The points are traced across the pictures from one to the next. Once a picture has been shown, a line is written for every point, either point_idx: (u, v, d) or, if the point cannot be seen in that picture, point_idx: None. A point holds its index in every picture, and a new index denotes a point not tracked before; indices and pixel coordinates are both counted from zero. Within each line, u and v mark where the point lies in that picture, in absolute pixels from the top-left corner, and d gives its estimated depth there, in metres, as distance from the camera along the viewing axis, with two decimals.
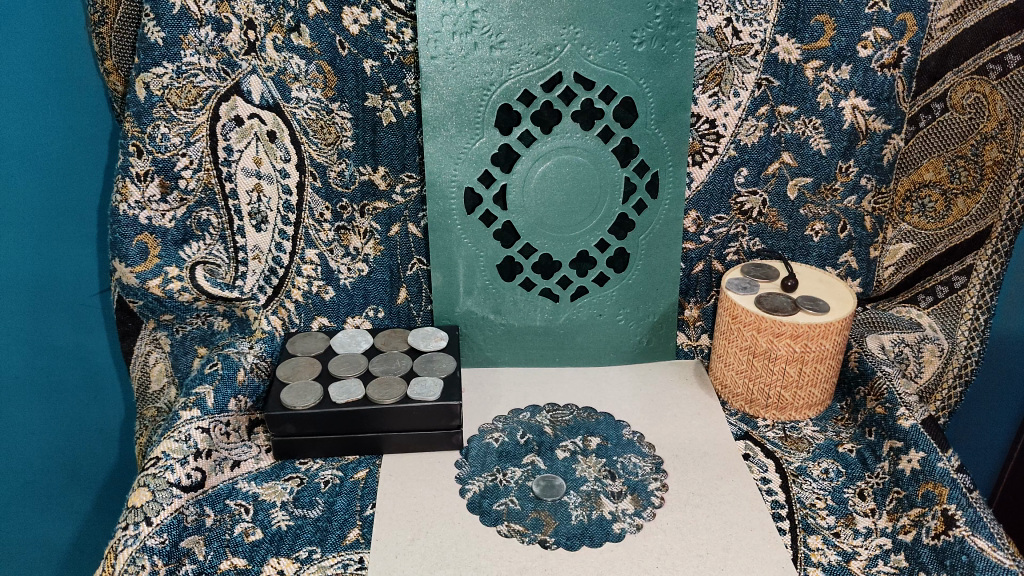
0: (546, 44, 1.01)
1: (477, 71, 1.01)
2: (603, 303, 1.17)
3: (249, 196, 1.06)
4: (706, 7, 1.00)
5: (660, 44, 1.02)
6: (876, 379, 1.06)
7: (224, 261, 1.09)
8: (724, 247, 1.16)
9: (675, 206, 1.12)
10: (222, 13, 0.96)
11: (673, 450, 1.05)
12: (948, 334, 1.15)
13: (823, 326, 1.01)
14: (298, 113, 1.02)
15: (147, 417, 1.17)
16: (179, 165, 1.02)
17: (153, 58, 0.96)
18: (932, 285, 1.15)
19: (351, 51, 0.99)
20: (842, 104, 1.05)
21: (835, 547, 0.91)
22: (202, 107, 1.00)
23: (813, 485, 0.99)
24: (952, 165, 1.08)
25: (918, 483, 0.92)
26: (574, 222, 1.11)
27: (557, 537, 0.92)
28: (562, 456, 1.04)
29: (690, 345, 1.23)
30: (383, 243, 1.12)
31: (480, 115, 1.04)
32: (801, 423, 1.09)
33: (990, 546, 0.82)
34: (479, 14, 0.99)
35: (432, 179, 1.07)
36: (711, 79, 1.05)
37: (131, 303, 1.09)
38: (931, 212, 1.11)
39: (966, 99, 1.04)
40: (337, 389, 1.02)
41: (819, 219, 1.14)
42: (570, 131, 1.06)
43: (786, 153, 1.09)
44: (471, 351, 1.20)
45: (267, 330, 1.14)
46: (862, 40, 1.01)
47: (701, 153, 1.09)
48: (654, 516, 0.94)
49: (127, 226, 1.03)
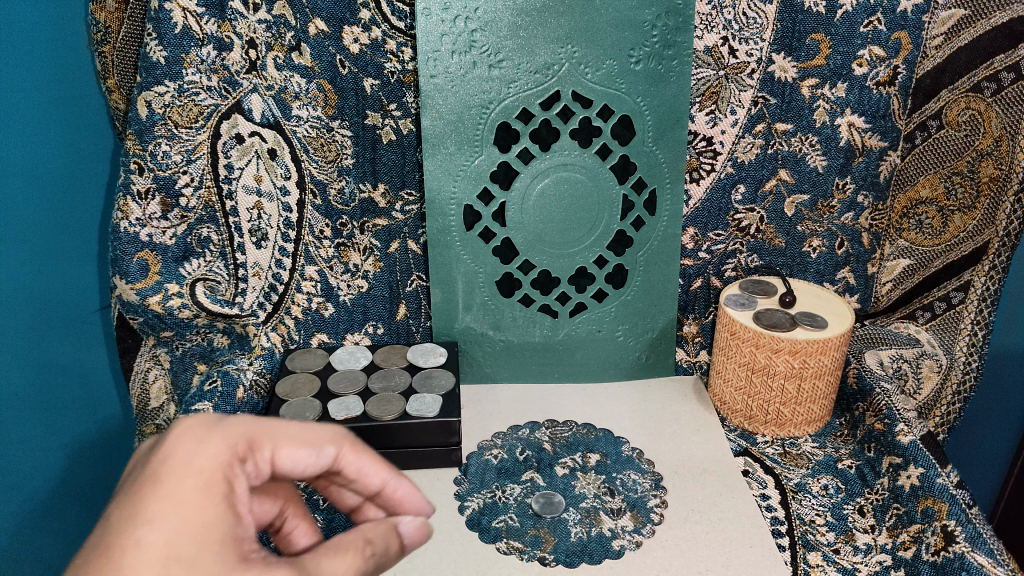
0: (546, 63, 1.02)
1: (476, 89, 1.02)
2: (602, 319, 1.18)
3: (249, 213, 1.07)
4: (704, 25, 1.01)
5: (658, 63, 1.03)
6: (874, 396, 1.06)
7: (224, 277, 1.10)
8: (722, 264, 1.17)
9: (674, 222, 1.12)
10: (224, 32, 0.97)
11: (673, 466, 1.05)
12: (947, 351, 1.15)
13: (822, 341, 1.01)
14: (298, 131, 1.03)
15: (146, 434, 1.15)
16: (179, 182, 1.03)
17: (155, 77, 0.97)
18: (931, 300, 1.15)
19: (351, 70, 1.00)
20: (838, 121, 1.06)
21: (835, 563, 0.91)
22: (203, 126, 1.01)
23: (813, 501, 0.99)
24: (949, 182, 1.08)
25: (918, 499, 0.92)
26: (573, 238, 1.12)
27: (556, 554, 0.92)
28: (562, 473, 1.03)
29: (689, 361, 1.23)
30: (383, 260, 1.13)
31: (479, 132, 1.05)
32: (800, 439, 1.09)
33: (989, 562, 0.82)
34: (479, 33, 0.99)
35: (432, 196, 1.08)
36: (707, 97, 1.06)
37: (131, 320, 1.08)
38: (928, 228, 1.11)
39: (962, 116, 1.04)
40: (337, 405, 1.02)
41: (817, 235, 1.14)
42: (568, 148, 1.06)
43: (784, 170, 1.10)
44: (470, 368, 1.20)
45: (266, 347, 1.15)
46: (857, 58, 1.02)
47: (698, 170, 1.10)
48: (654, 533, 0.94)
49: (127, 243, 1.03)
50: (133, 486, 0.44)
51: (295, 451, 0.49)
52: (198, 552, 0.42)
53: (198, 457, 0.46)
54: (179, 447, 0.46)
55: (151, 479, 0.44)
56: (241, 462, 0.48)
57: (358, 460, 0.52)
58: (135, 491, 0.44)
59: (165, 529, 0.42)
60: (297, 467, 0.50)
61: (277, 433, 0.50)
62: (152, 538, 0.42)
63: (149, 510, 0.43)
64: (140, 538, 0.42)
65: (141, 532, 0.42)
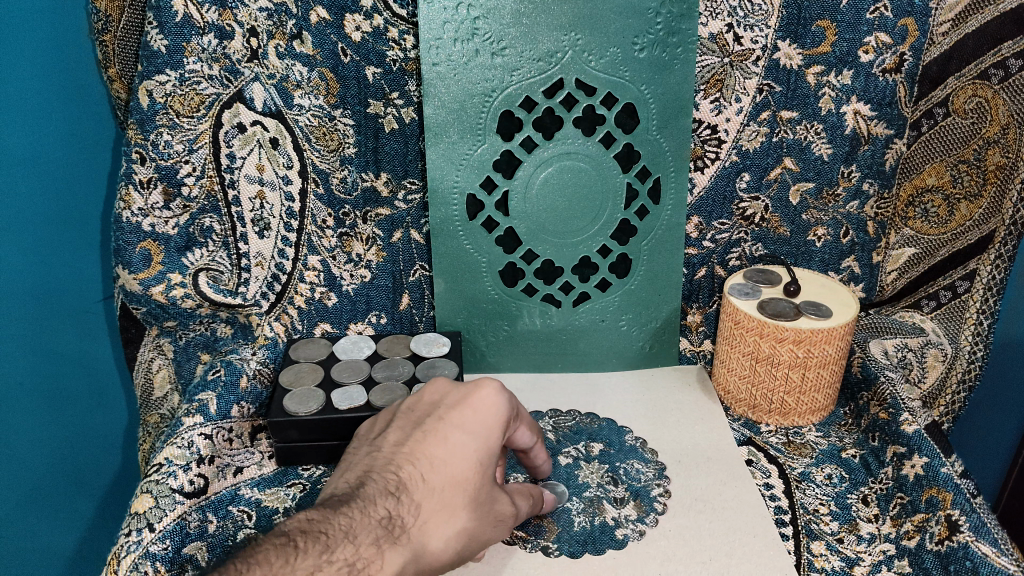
0: (548, 50, 1.01)
1: (478, 77, 1.02)
2: (605, 309, 1.18)
3: (252, 203, 1.07)
4: (709, 12, 1.00)
5: (662, 50, 1.02)
6: (880, 384, 1.05)
7: (227, 267, 1.09)
8: (726, 253, 1.16)
9: (677, 211, 1.12)
10: (225, 21, 0.96)
11: (676, 455, 1.05)
12: (951, 340, 1.14)
13: (826, 331, 1.01)
14: (300, 120, 1.03)
15: (150, 424, 1.15)
16: (182, 172, 1.02)
17: (156, 66, 0.97)
18: (936, 289, 1.14)
19: (354, 58, 1.00)
20: (844, 109, 1.05)
21: (838, 553, 0.91)
22: (205, 114, 1.00)
23: (816, 490, 0.99)
24: (955, 170, 1.07)
25: (922, 488, 0.92)
26: (576, 228, 1.11)
27: (559, 543, 0.91)
28: (565, 462, 1.03)
29: (693, 350, 1.23)
30: (386, 249, 1.12)
31: (482, 121, 1.04)
32: (804, 429, 1.09)
33: (993, 551, 0.82)
34: (480, 20, 0.99)
35: (434, 185, 1.07)
36: (712, 84, 1.05)
37: (135, 310, 1.09)
38: (934, 217, 1.10)
39: (968, 104, 1.03)
40: (339, 394, 1.01)
41: (822, 223, 1.13)
42: (572, 137, 1.06)
43: (788, 158, 1.09)
44: (473, 357, 1.20)
45: (270, 336, 1.14)
46: (863, 45, 1.01)
47: (703, 159, 1.10)
48: (657, 522, 0.94)
49: (130, 233, 1.03)
50: (467, 405, 0.82)
51: (527, 432, 0.90)
52: (484, 467, 0.79)
53: (499, 409, 0.83)
54: (490, 399, 0.83)
55: (472, 411, 0.82)
56: (510, 420, 0.85)
57: (541, 452, 0.94)
58: (463, 412, 0.82)
59: (476, 448, 0.79)
60: (521, 440, 0.90)
61: (524, 419, 0.89)
62: (469, 448, 0.79)
63: (471, 428, 0.81)
64: (467, 443, 0.79)
65: (469, 440, 0.80)
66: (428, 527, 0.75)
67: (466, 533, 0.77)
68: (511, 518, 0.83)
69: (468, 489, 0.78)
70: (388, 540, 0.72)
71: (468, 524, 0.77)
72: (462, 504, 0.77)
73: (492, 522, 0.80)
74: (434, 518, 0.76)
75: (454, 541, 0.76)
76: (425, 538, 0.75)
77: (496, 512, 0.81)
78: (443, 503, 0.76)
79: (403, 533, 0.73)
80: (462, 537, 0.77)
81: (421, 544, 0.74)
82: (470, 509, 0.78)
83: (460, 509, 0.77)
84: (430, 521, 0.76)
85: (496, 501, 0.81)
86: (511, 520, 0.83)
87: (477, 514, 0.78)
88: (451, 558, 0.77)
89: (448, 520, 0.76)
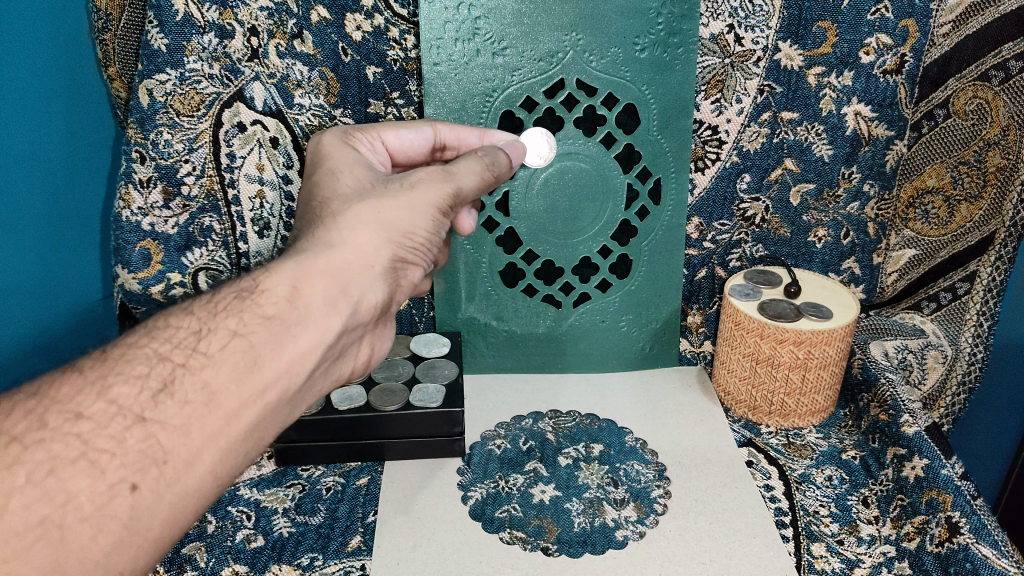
0: (549, 50, 1.01)
1: (479, 77, 1.02)
2: (606, 309, 1.18)
3: (251, 203, 1.06)
4: (709, 13, 1.00)
5: (663, 50, 1.02)
6: (880, 386, 1.05)
7: (226, 267, 1.08)
8: (727, 254, 1.16)
9: (678, 211, 1.12)
10: (225, 20, 0.96)
11: (677, 457, 1.05)
12: (952, 341, 1.14)
13: (827, 332, 1.00)
14: (300, 120, 1.03)
15: None
16: (181, 171, 1.01)
17: (156, 65, 0.96)
18: (936, 291, 1.14)
19: (354, 57, 1.00)
20: (844, 110, 1.05)
21: (838, 554, 0.90)
22: (205, 114, 1.00)
23: (816, 492, 0.99)
24: (955, 172, 1.06)
25: (922, 490, 0.92)
26: (577, 228, 1.12)
27: (558, 544, 0.91)
28: (565, 463, 1.03)
29: (694, 351, 1.23)
30: None
31: (482, 121, 1.05)
32: (804, 430, 1.09)
33: (994, 553, 0.81)
34: (482, 20, 0.99)
35: None
36: (713, 85, 1.05)
37: (133, 309, 1.06)
38: (934, 218, 1.10)
39: (969, 105, 1.02)
40: (339, 395, 1.01)
41: (823, 225, 1.13)
42: (572, 137, 1.06)
43: (789, 159, 1.09)
44: (474, 357, 1.20)
45: None
46: (864, 46, 1.00)
47: (703, 160, 1.10)
48: (657, 523, 0.94)
49: (129, 232, 1.01)
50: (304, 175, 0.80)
51: (404, 132, 0.89)
52: (354, 185, 0.74)
53: (404, 145, 0.89)
54: (329, 142, 0.82)
55: (311, 169, 0.80)
56: (361, 143, 0.85)
57: (452, 133, 0.93)
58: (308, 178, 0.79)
59: (341, 178, 0.76)
60: (408, 143, 0.90)
61: (391, 128, 0.88)
62: (324, 179, 0.76)
63: (319, 172, 0.78)
64: (317, 184, 0.77)
65: (318, 183, 0.76)
66: (305, 295, 0.66)
67: (368, 262, 0.70)
68: (441, 181, 0.75)
69: (342, 199, 0.72)
70: (255, 321, 0.63)
71: (370, 208, 0.71)
72: (349, 226, 0.70)
73: (407, 187, 0.74)
74: (310, 280, 0.66)
75: (371, 285, 0.70)
76: (314, 310, 0.66)
77: (405, 188, 0.74)
78: (330, 208, 0.72)
79: (276, 316, 0.64)
80: (377, 274, 0.70)
81: (327, 311, 0.66)
82: (362, 241, 0.70)
83: (339, 246, 0.69)
84: (309, 286, 0.66)
85: (400, 180, 0.75)
86: (436, 173, 0.76)
87: (376, 233, 0.70)
88: (377, 239, 0.70)
89: (334, 276, 0.67)
